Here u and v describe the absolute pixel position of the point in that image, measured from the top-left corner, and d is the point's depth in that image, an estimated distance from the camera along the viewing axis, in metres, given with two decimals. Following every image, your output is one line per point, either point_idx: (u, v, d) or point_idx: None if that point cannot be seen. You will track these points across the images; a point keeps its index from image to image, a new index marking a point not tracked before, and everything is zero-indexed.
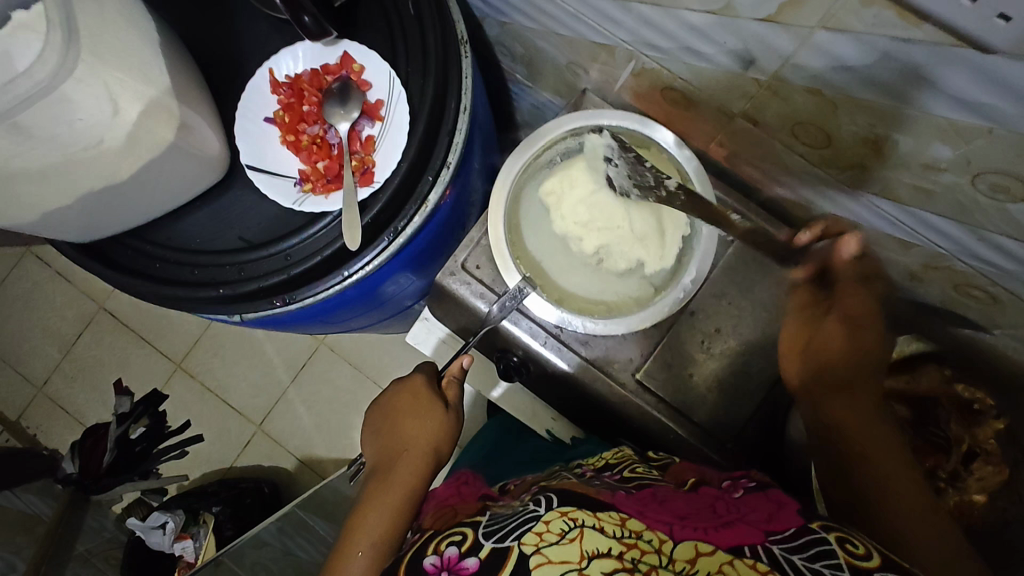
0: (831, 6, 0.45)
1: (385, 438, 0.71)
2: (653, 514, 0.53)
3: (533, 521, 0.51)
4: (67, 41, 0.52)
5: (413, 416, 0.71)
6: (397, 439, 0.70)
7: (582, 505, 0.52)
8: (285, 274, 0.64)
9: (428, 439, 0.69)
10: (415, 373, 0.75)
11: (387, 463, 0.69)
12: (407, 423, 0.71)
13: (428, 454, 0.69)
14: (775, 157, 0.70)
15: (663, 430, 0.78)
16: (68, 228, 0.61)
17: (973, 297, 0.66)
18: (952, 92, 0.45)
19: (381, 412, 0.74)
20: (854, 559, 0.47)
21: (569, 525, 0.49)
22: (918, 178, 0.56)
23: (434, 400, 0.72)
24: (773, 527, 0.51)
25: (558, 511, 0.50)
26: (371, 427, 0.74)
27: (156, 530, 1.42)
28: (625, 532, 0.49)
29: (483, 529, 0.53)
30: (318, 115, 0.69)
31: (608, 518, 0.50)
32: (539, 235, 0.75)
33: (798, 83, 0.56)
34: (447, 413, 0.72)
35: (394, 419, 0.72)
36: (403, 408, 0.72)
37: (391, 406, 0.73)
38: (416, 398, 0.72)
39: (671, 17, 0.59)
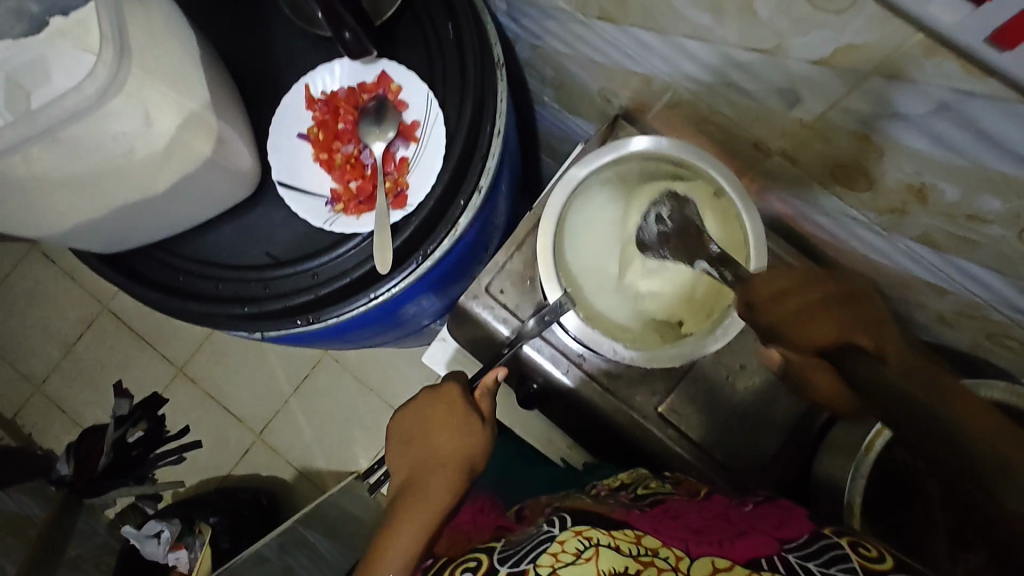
0: (892, 52, 0.44)
1: (418, 451, 0.66)
2: (669, 530, 0.53)
3: (547, 542, 0.50)
4: (118, 57, 0.52)
5: (448, 430, 0.66)
6: (430, 453, 0.65)
7: (595, 523, 0.52)
8: (312, 294, 0.63)
9: (462, 458, 0.65)
10: (448, 381, 0.69)
11: (419, 478, 0.64)
12: (443, 438, 0.66)
13: (462, 474, 0.64)
14: (810, 196, 0.69)
15: (684, 466, 0.77)
16: (97, 237, 0.60)
17: (1007, 346, 0.67)
18: (1011, 148, 0.44)
19: (413, 419, 0.68)
20: (867, 561, 0.46)
21: (585, 544, 0.49)
22: (961, 227, 0.56)
23: (472, 415, 0.66)
24: (785, 534, 0.51)
25: (574, 530, 0.51)
26: (400, 430, 0.69)
27: (150, 540, 1.37)
28: (641, 550, 0.49)
29: (497, 554, 0.53)
30: (352, 133, 0.68)
31: (623, 536, 0.51)
32: (579, 254, 0.72)
33: (844, 126, 0.55)
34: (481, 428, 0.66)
35: (427, 429, 0.67)
36: (437, 420, 0.67)
37: (423, 414, 0.68)
38: (451, 413, 0.67)
39: (716, 53, 0.58)
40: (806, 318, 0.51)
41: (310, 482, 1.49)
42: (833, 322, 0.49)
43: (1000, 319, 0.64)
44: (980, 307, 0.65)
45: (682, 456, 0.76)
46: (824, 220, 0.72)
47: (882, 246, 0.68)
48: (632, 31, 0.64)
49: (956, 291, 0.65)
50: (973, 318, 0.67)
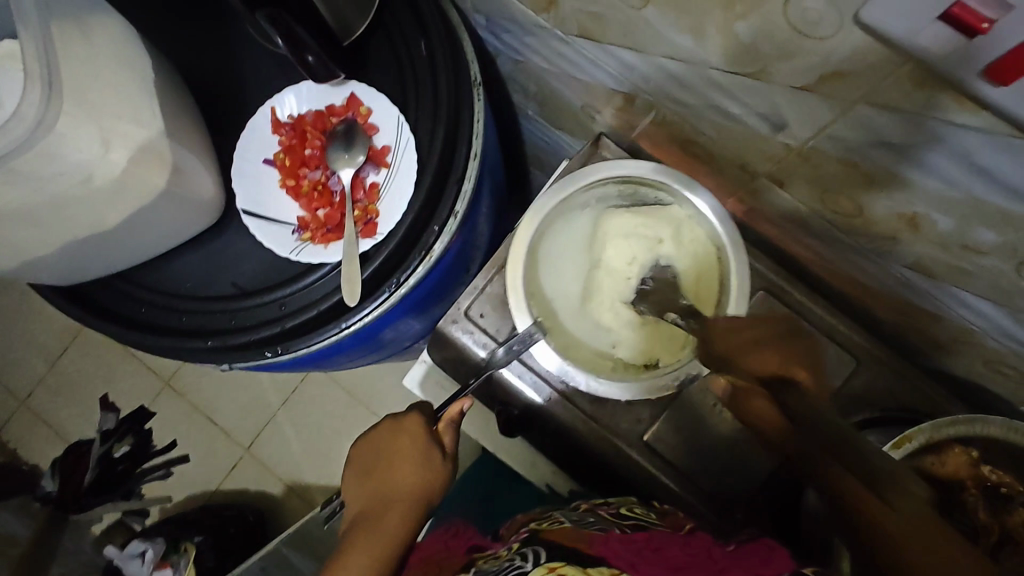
0: (879, 81, 0.41)
1: (375, 482, 0.63)
2: (645, 568, 0.50)
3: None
4: (47, 96, 0.48)
5: (406, 459, 0.62)
6: (387, 483, 0.62)
7: (571, 558, 0.50)
8: (278, 327, 0.60)
9: (419, 492, 0.61)
10: (409, 412, 0.66)
11: (374, 510, 0.61)
12: (400, 467, 0.62)
13: (419, 505, 0.61)
14: (798, 218, 0.66)
15: (671, 496, 0.74)
16: (52, 270, 0.57)
17: (1004, 374, 0.65)
18: (1006, 182, 0.42)
19: (372, 449, 0.65)
20: None
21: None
22: (956, 257, 0.53)
23: (431, 445, 0.63)
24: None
25: (546, 568, 0.48)
26: (360, 462, 0.66)
27: (135, 560, 1.36)
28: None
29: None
30: (321, 158, 0.65)
31: (599, 574, 0.48)
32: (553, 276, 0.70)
33: (832, 152, 0.52)
34: (442, 465, 0.63)
35: (384, 459, 0.64)
36: (396, 454, 0.63)
37: (383, 446, 0.64)
38: (409, 442, 0.63)
39: (698, 75, 0.56)
40: (747, 348, 0.51)
41: (298, 498, 1.46)
42: (770, 358, 0.50)
43: (997, 348, 0.61)
44: (976, 335, 0.62)
45: (668, 485, 0.74)
46: (814, 243, 0.69)
47: (874, 271, 0.65)
48: (612, 49, 0.62)
49: (951, 318, 0.62)
50: (969, 345, 0.65)
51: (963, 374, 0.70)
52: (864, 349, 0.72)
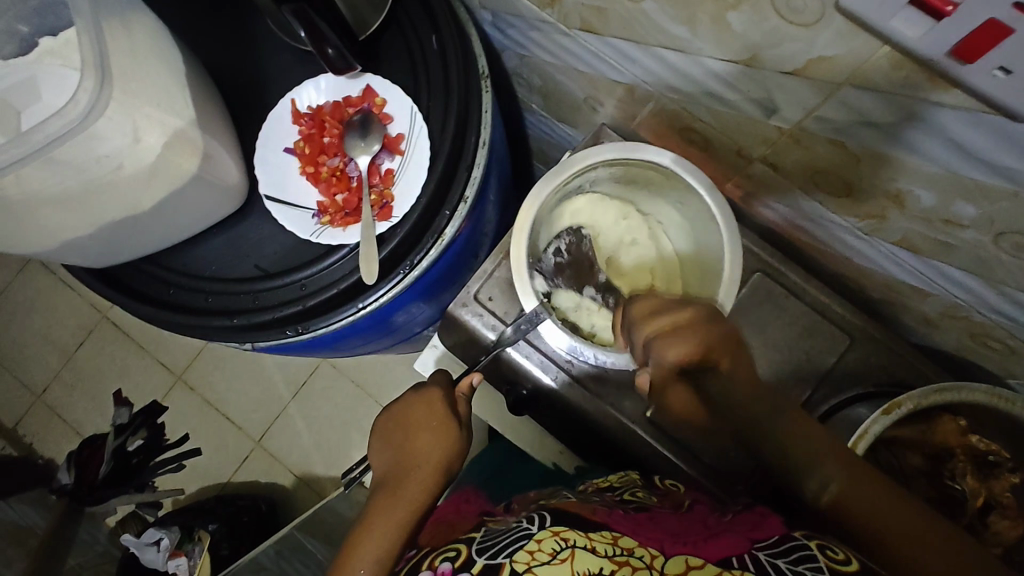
0: (860, 64, 0.45)
1: (397, 451, 0.66)
2: (647, 532, 0.55)
3: (525, 539, 0.52)
4: (100, 84, 0.53)
5: (427, 430, 0.65)
6: (408, 452, 0.65)
7: (575, 524, 0.53)
8: (299, 305, 0.63)
9: (440, 458, 0.64)
10: (430, 386, 0.69)
11: (394, 477, 0.64)
12: (421, 438, 0.65)
13: (438, 474, 0.64)
14: (792, 201, 0.70)
15: (672, 468, 0.78)
16: (89, 253, 0.61)
17: (991, 348, 0.68)
18: (980, 156, 0.45)
19: (393, 419, 0.68)
20: (833, 562, 0.48)
21: (561, 545, 0.50)
22: (940, 232, 0.56)
23: (449, 418, 0.66)
24: (759, 537, 0.53)
25: (551, 531, 0.52)
26: (381, 431, 0.68)
27: (150, 547, 1.38)
28: (616, 550, 0.50)
29: (477, 544, 0.54)
30: (338, 147, 0.69)
31: (600, 537, 0.52)
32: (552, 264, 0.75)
33: (822, 134, 0.56)
34: (460, 432, 0.66)
35: (406, 430, 0.66)
36: (418, 423, 0.66)
37: (405, 414, 0.67)
38: (431, 411, 0.66)
39: (694, 64, 0.59)
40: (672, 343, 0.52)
41: (309, 488, 1.50)
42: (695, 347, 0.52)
43: (983, 321, 0.65)
44: (962, 309, 0.65)
45: (671, 460, 0.77)
46: (809, 226, 0.72)
47: (865, 250, 0.68)
48: (612, 42, 0.65)
49: (938, 293, 0.66)
50: (955, 319, 0.68)
51: (954, 349, 0.73)
52: (857, 327, 0.76)
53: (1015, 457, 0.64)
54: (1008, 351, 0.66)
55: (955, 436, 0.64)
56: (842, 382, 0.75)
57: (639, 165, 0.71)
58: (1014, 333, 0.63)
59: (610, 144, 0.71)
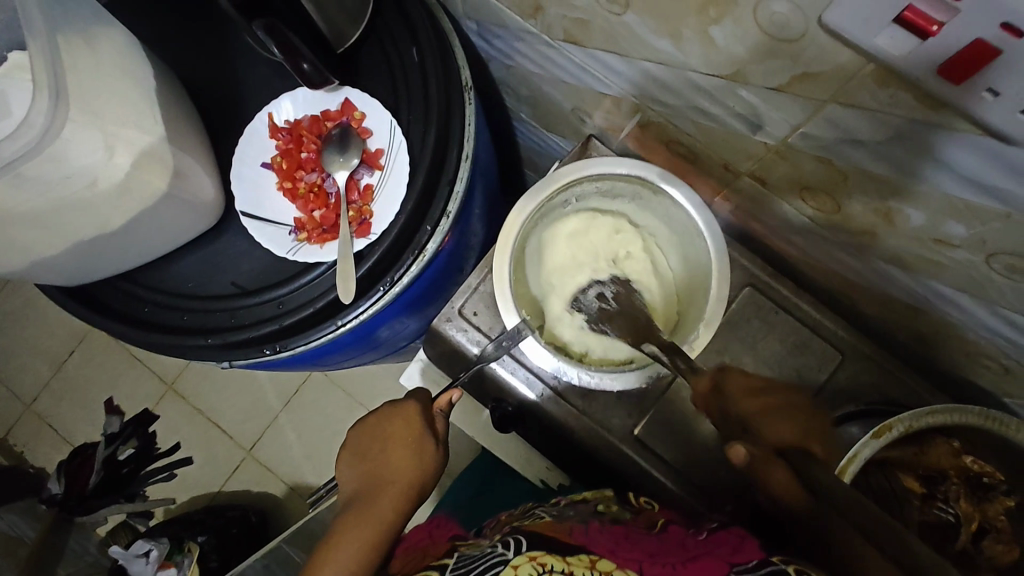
0: (844, 81, 0.43)
1: (370, 467, 0.64)
2: (625, 552, 0.53)
3: (501, 565, 0.50)
4: (54, 105, 0.51)
5: (402, 447, 0.63)
6: (382, 470, 0.63)
7: (552, 548, 0.52)
8: (276, 324, 0.62)
9: (413, 475, 0.63)
10: (407, 399, 0.66)
11: (367, 495, 0.62)
12: (396, 456, 0.63)
13: (412, 493, 0.63)
14: (781, 216, 0.68)
15: (661, 487, 0.76)
16: (58, 273, 0.59)
17: (986, 367, 0.66)
18: (970, 176, 0.43)
19: (366, 433, 0.66)
20: None
21: (538, 571, 0.48)
22: (931, 251, 0.55)
23: (427, 435, 0.64)
24: (737, 559, 0.50)
25: (526, 556, 0.50)
26: (354, 445, 0.66)
27: (138, 559, 1.36)
28: (594, 574, 0.48)
29: (452, 571, 0.52)
30: (317, 161, 0.68)
31: (578, 561, 0.50)
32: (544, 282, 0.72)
33: (808, 150, 0.54)
34: (436, 449, 0.64)
35: (380, 445, 0.64)
36: (393, 437, 0.64)
37: (379, 428, 0.65)
38: (406, 426, 0.64)
39: (679, 78, 0.58)
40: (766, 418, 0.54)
41: (300, 498, 1.48)
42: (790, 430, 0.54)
43: (977, 340, 0.63)
44: (956, 328, 0.63)
45: (660, 479, 0.76)
46: (798, 240, 0.71)
47: (857, 266, 0.67)
48: (596, 54, 0.64)
49: (931, 312, 0.64)
50: (949, 338, 0.66)
51: (947, 366, 0.71)
52: (849, 344, 0.74)
53: (1011, 479, 0.63)
54: (1004, 371, 0.65)
55: (948, 457, 0.63)
56: (833, 400, 0.74)
57: (627, 180, 0.70)
58: (1010, 354, 0.61)
59: (594, 158, 0.69)
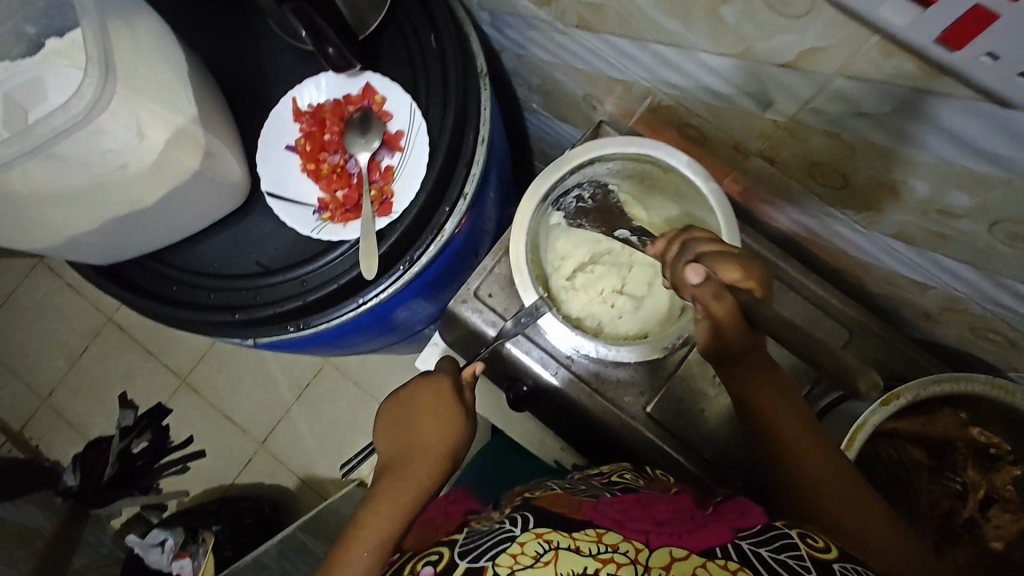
0: (850, 54, 0.45)
1: (404, 435, 0.67)
2: (632, 523, 0.52)
3: (506, 542, 0.50)
4: (104, 77, 0.53)
5: (434, 417, 0.67)
6: (415, 437, 0.66)
7: (558, 523, 0.51)
8: (301, 300, 0.64)
9: (446, 444, 0.66)
10: (437, 372, 0.70)
11: (402, 461, 0.65)
12: (429, 423, 0.67)
13: (445, 460, 0.65)
14: (790, 195, 0.70)
15: (673, 464, 0.78)
16: (91, 251, 0.62)
17: (991, 341, 0.68)
18: (972, 143, 0.45)
19: (399, 405, 0.69)
20: (812, 550, 0.48)
21: (544, 547, 0.48)
22: (936, 223, 0.56)
23: (458, 407, 0.68)
24: (742, 524, 0.51)
25: (533, 533, 0.50)
26: (388, 417, 0.70)
27: (154, 549, 1.40)
28: (601, 548, 0.47)
29: (460, 547, 0.52)
30: (338, 143, 0.70)
31: (585, 536, 0.49)
32: (557, 252, 0.76)
33: (816, 126, 0.56)
34: (467, 420, 0.68)
35: (412, 414, 0.68)
36: (425, 408, 0.68)
37: (411, 400, 0.69)
38: (438, 398, 0.68)
39: (689, 59, 0.60)
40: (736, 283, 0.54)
41: (312, 489, 1.50)
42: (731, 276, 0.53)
43: (982, 313, 0.64)
44: (961, 302, 0.65)
45: (672, 454, 0.77)
46: (806, 219, 0.72)
47: (863, 244, 0.68)
48: (608, 38, 0.66)
49: (937, 287, 0.66)
50: (954, 313, 0.68)
51: (955, 343, 0.73)
52: (857, 322, 0.76)
53: (1016, 450, 0.65)
54: (1008, 344, 0.66)
55: (955, 427, 0.65)
56: None
57: (639, 161, 0.72)
58: (1014, 326, 0.63)
59: (607, 139, 0.71)
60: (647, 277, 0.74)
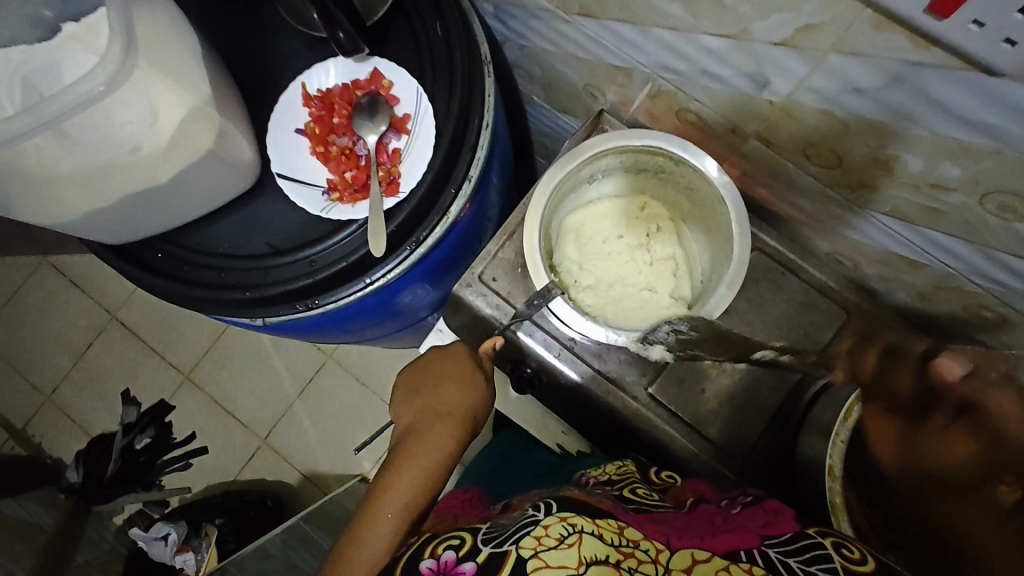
0: (844, 29, 0.47)
1: (423, 401, 0.70)
2: (652, 526, 0.52)
3: (530, 525, 0.49)
4: (126, 51, 0.55)
5: (455, 385, 0.70)
6: (437, 403, 0.70)
7: (582, 510, 0.50)
8: (310, 279, 0.66)
9: (466, 409, 0.69)
10: (454, 345, 0.75)
11: (423, 424, 0.68)
12: (449, 389, 0.70)
13: (465, 428, 0.69)
14: (787, 177, 0.72)
15: (675, 445, 0.79)
16: (104, 230, 0.63)
17: (984, 318, 0.69)
18: (964, 115, 0.47)
19: (420, 372, 0.73)
20: (848, 562, 0.46)
21: (568, 530, 0.47)
22: (928, 198, 0.58)
23: (478, 374, 0.72)
24: (769, 532, 0.50)
25: (557, 516, 0.49)
26: (408, 383, 0.73)
27: (158, 542, 1.38)
28: (623, 541, 0.48)
29: (482, 535, 0.51)
30: (347, 127, 0.72)
31: (607, 525, 0.49)
32: (574, 259, 0.76)
33: (812, 105, 0.58)
34: (485, 388, 0.72)
35: (432, 382, 0.71)
36: (446, 376, 0.71)
37: (432, 369, 0.73)
38: (459, 368, 0.72)
39: (689, 42, 0.61)
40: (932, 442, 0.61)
41: (315, 484, 1.51)
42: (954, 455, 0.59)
43: (974, 290, 0.66)
44: (954, 279, 0.67)
45: (675, 436, 0.78)
46: (802, 201, 0.74)
47: (858, 224, 0.70)
48: (610, 25, 0.68)
49: (930, 265, 0.67)
50: (948, 291, 0.69)
51: (949, 322, 0.75)
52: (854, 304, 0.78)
53: None
54: (1000, 321, 0.68)
55: None
56: (838, 357, 0.77)
57: (651, 154, 0.74)
58: (1005, 301, 0.64)
59: (621, 132, 0.72)
60: (670, 271, 0.76)
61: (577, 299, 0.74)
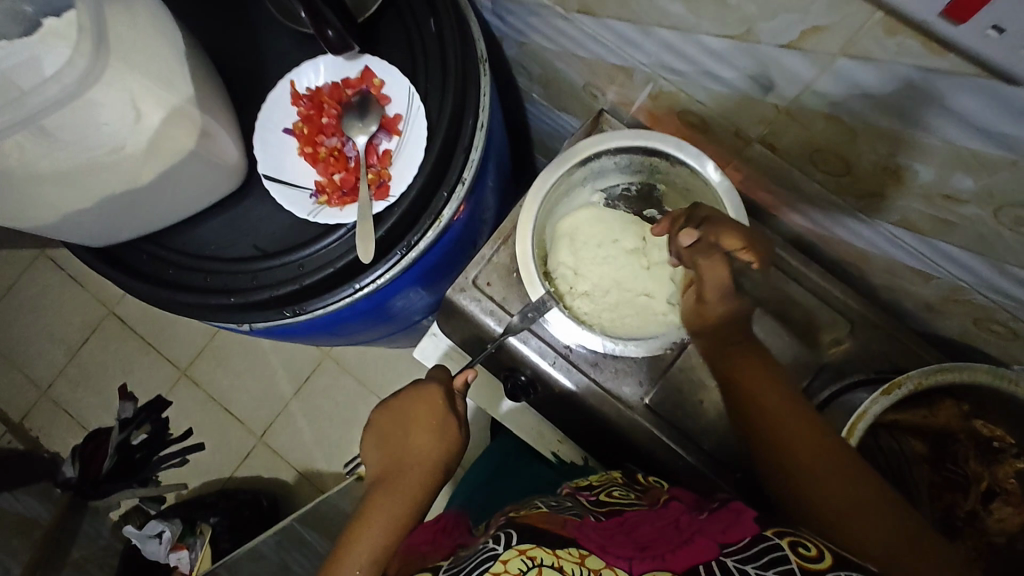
0: (853, 32, 0.44)
1: (394, 447, 0.67)
2: (615, 548, 0.49)
3: (490, 561, 0.47)
4: (95, 48, 0.53)
5: (426, 430, 0.67)
6: (407, 449, 0.66)
7: (542, 539, 0.48)
8: (296, 285, 0.64)
9: (436, 455, 0.66)
10: (427, 382, 0.70)
11: (393, 473, 0.65)
12: (419, 434, 0.67)
13: (436, 474, 0.66)
14: (792, 184, 0.69)
15: (672, 456, 0.77)
16: (86, 232, 0.62)
17: (994, 332, 0.67)
18: (977, 124, 0.44)
19: (390, 414, 0.69)
20: (803, 561, 0.46)
21: (528, 564, 0.45)
22: (938, 209, 0.56)
23: (449, 415, 0.68)
24: (727, 539, 0.49)
25: (517, 549, 0.47)
26: (378, 425, 0.69)
27: (152, 540, 1.37)
28: (584, 572, 0.45)
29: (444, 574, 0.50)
30: (336, 127, 0.70)
31: (568, 554, 0.47)
32: (569, 265, 0.73)
33: (819, 110, 0.56)
34: (457, 431, 0.68)
35: (403, 426, 0.68)
36: (417, 420, 0.67)
37: (402, 410, 0.68)
38: (429, 409, 0.67)
39: (691, 42, 0.59)
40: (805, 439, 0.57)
41: (311, 482, 1.50)
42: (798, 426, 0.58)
43: (985, 303, 0.64)
44: (964, 293, 0.64)
45: (672, 449, 0.76)
46: (807, 208, 0.71)
47: (864, 232, 0.68)
48: (610, 23, 0.65)
49: (940, 277, 0.65)
50: (958, 304, 0.67)
51: (958, 335, 0.72)
52: (860, 315, 0.75)
53: (1020, 443, 0.63)
54: (1012, 335, 0.66)
55: (957, 419, 0.63)
56: (842, 369, 0.75)
57: (648, 154, 0.71)
58: (1017, 316, 0.62)
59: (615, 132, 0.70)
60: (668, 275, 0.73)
61: (572, 307, 0.73)
